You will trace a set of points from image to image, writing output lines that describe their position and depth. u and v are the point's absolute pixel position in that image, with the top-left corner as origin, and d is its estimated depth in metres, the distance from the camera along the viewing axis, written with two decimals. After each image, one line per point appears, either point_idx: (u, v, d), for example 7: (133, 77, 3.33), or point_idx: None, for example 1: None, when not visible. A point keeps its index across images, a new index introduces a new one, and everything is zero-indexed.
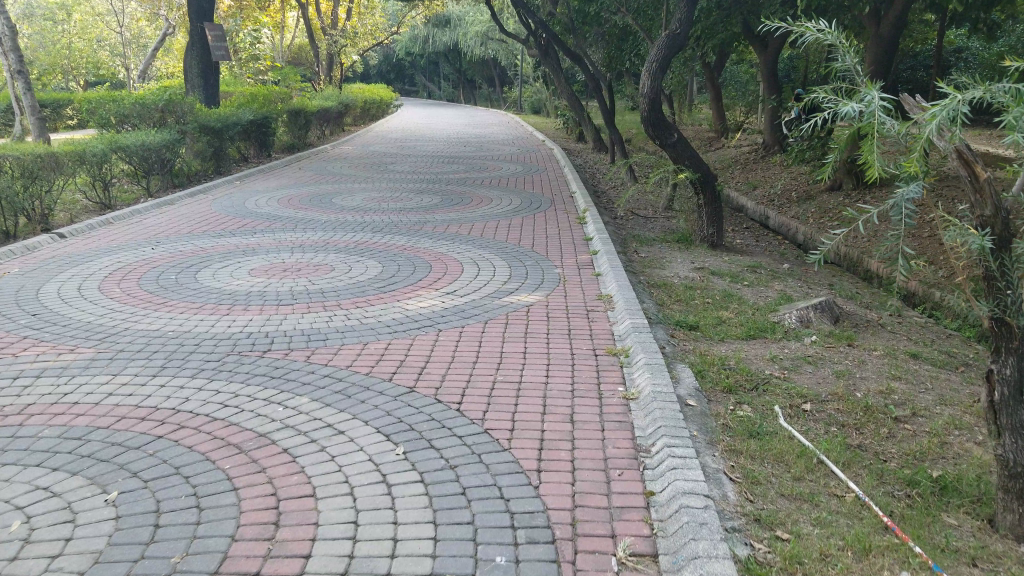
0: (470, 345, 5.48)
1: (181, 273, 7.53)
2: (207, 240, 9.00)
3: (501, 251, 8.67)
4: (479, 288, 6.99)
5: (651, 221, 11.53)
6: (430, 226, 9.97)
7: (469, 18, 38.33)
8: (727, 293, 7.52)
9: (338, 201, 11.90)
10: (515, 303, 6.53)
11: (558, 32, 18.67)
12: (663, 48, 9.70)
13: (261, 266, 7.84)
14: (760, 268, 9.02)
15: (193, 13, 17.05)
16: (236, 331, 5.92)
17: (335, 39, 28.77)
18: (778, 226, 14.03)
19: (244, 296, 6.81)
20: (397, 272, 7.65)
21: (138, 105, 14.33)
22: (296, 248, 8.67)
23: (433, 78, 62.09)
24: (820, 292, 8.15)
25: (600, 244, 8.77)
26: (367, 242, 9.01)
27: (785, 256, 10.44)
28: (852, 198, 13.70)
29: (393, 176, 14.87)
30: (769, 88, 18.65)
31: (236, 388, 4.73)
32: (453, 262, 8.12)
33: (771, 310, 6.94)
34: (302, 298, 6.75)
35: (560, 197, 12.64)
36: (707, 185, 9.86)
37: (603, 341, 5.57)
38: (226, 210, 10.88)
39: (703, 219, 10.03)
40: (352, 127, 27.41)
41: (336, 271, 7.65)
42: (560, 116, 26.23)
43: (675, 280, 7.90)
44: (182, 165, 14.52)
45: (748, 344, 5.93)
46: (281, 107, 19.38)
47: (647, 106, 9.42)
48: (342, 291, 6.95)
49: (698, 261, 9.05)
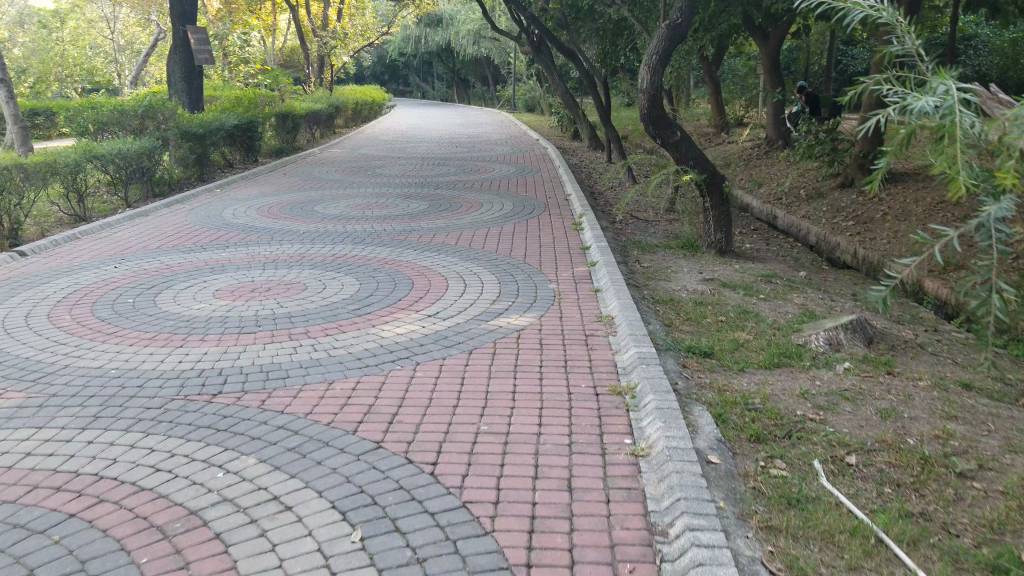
0: (451, 383, 4.64)
1: (140, 295, 6.57)
2: (173, 257, 8.13)
3: (490, 263, 7.89)
4: (464, 310, 6.17)
5: (654, 225, 10.75)
6: (416, 236, 9.19)
7: (461, 17, 37.65)
8: (742, 309, 6.75)
9: (321, 209, 11.15)
10: (506, 327, 5.75)
11: (551, 28, 17.90)
12: (664, 40, 8.85)
13: (227, 286, 6.90)
14: (775, 277, 8.26)
15: (174, 14, 16.01)
16: (185, 368, 4.90)
17: (325, 41, 28.00)
18: (787, 226, 13.24)
19: (203, 323, 5.83)
20: (375, 290, 6.86)
21: (116, 112, 13.47)
22: (269, 264, 7.84)
23: (426, 78, 61.53)
24: (845, 306, 7.42)
25: (599, 254, 7.98)
26: (346, 255, 8.22)
27: (799, 262, 9.72)
28: (865, 194, 12.96)
29: (380, 181, 14.07)
30: (772, 81, 17.92)
31: (175, 447, 3.87)
32: (438, 278, 7.30)
33: (793, 329, 6.20)
34: (266, 322, 5.85)
35: (555, 200, 11.88)
36: (716, 187, 9.05)
37: (606, 376, 4.79)
38: (202, 221, 10.08)
39: (710, 223, 9.23)
40: (344, 128, 26.65)
41: (308, 289, 6.83)
42: (556, 115, 25.52)
43: (684, 294, 7.14)
44: (162, 172, 13.67)
45: (774, 374, 5.17)
46: (268, 111, 18.56)
47: (647, 101, 8.61)
48: (312, 313, 6.10)
49: (707, 270, 8.30)
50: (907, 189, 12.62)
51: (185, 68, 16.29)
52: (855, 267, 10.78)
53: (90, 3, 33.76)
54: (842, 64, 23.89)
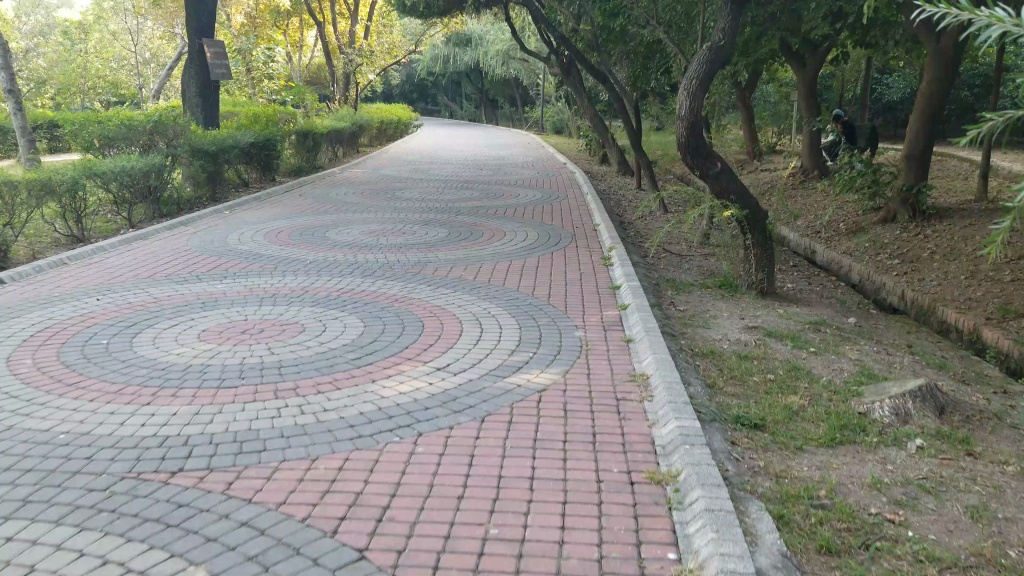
0: (455, 464, 3.98)
1: (114, 337, 6.13)
2: (164, 288, 7.64)
3: (510, 302, 7.20)
4: (479, 362, 5.50)
5: (688, 260, 10.08)
6: (430, 268, 8.54)
7: (491, 38, 37.34)
8: (792, 366, 6.05)
9: (332, 235, 10.55)
10: (524, 386, 5.07)
11: (581, 49, 17.29)
12: (704, 65, 8.11)
13: (213, 326, 6.39)
14: (823, 325, 7.54)
15: (190, 27, 15.62)
16: (144, 436, 4.36)
17: (351, 59, 27.72)
18: (827, 262, 12.48)
19: (179, 373, 5.36)
20: (380, 334, 6.20)
21: (124, 127, 12.92)
22: (266, 299, 7.27)
23: (456, 97, 61.23)
24: (904, 362, 6.69)
25: (631, 296, 7.28)
26: (352, 290, 7.56)
27: (847, 306, 8.99)
28: (910, 231, 12.17)
29: (398, 205, 13.47)
30: (810, 110, 17.18)
31: (110, 551, 3.18)
32: (451, 320, 6.64)
33: (852, 394, 5.47)
34: (251, 376, 5.30)
35: (582, 230, 11.20)
36: (758, 224, 8.41)
37: (642, 458, 4.08)
38: (203, 248, 9.52)
39: (751, 262, 8.51)
40: (367, 147, 26.30)
41: (305, 333, 6.20)
42: (583, 138, 24.97)
43: (725, 346, 6.43)
44: (170, 192, 13.26)
45: (837, 456, 4.45)
46: (289, 128, 18.15)
47: (686, 129, 7.93)
48: (308, 365, 5.48)
49: (748, 315, 7.60)
50: (956, 226, 11.93)
51: (200, 83, 15.85)
52: (904, 310, 9.95)
53: (120, 15, 33.79)
54: (876, 92, 23.11)
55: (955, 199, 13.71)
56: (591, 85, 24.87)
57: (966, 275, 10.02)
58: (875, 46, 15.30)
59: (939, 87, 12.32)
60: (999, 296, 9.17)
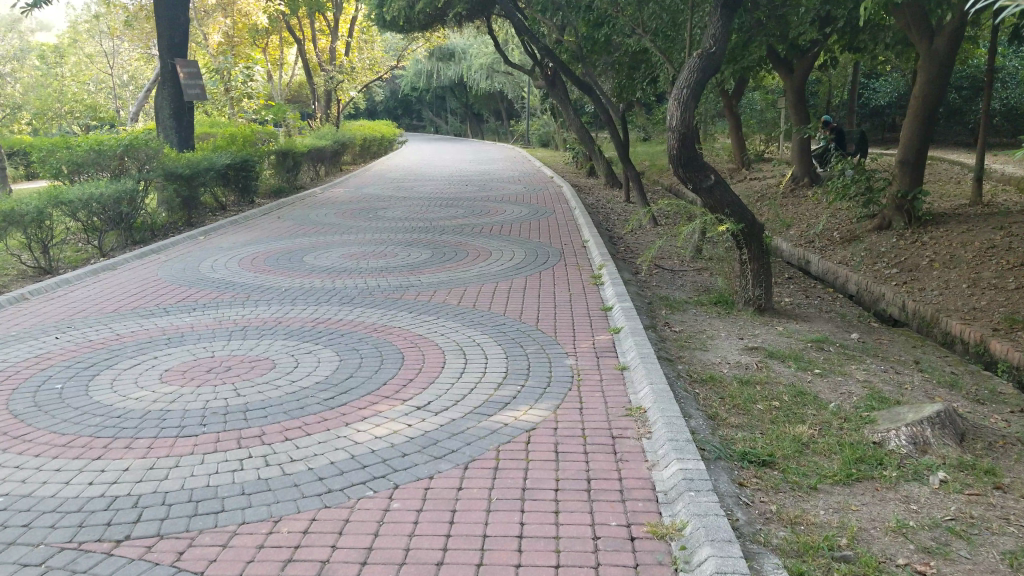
0: (432, 523, 3.61)
1: (71, 380, 5.69)
2: (128, 323, 7.20)
3: (495, 329, 6.78)
4: (459, 399, 5.08)
5: (680, 275, 9.73)
6: (412, 293, 8.16)
7: (474, 52, 37.19)
8: (798, 391, 5.67)
9: (311, 259, 10.17)
10: (511, 426, 4.65)
11: (564, 61, 17.04)
12: (695, 73, 7.71)
13: (177, 365, 5.94)
14: (826, 343, 7.17)
15: (162, 47, 15.18)
16: (92, 496, 4.02)
17: (332, 76, 27.43)
18: (822, 273, 12.18)
19: (135, 422, 4.93)
20: (357, 369, 5.77)
21: (93, 153, 12.39)
22: (236, 332, 6.85)
23: (440, 113, 60.97)
24: (914, 382, 6.34)
25: (624, 317, 6.88)
26: (329, 320, 7.14)
27: (848, 320, 8.66)
28: (906, 239, 11.88)
29: (379, 225, 13.08)
30: (799, 117, 16.90)
31: None
32: (432, 350, 6.23)
33: (864, 422, 5.10)
34: (213, 422, 4.90)
35: (570, 247, 10.86)
36: (754, 238, 8.05)
37: (645, 507, 3.69)
38: (173, 278, 9.07)
39: (747, 278, 8.13)
40: (350, 165, 25.94)
41: (276, 371, 5.77)
42: (569, 151, 24.71)
43: (726, 370, 6.05)
44: (144, 218, 12.87)
45: (854, 495, 4.06)
46: (268, 148, 17.75)
47: (677, 140, 7.54)
48: (276, 408, 5.08)
49: (747, 334, 7.24)
50: (953, 232, 11.64)
51: (174, 105, 15.47)
52: (905, 321, 9.62)
53: (97, 38, 33.39)
54: (864, 97, 23.01)
55: (950, 204, 13.45)
56: (576, 97, 24.63)
57: (968, 284, 9.71)
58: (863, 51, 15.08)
59: (935, 86, 12.05)
60: (1004, 304, 8.85)
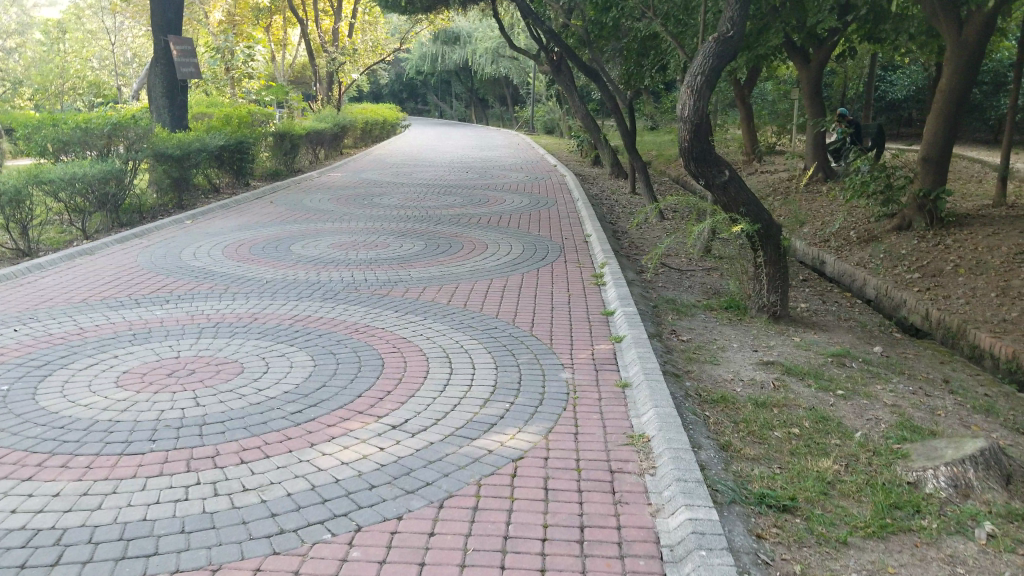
0: None
1: (20, 382, 5.04)
2: (95, 315, 6.63)
3: (485, 334, 6.20)
4: (439, 419, 4.50)
5: (689, 276, 9.14)
6: (400, 289, 7.60)
7: (480, 36, 36.57)
8: (819, 417, 5.12)
9: (298, 248, 9.61)
10: (497, 454, 4.06)
11: (572, 46, 16.43)
12: (714, 59, 7.00)
13: (136, 367, 5.31)
14: (847, 358, 6.60)
15: (154, 23, 14.56)
16: (13, 526, 3.32)
17: (333, 57, 26.74)
18: (838, 274, 11.58)
19: (80, 434, 4.24)
20: (330, 377, 5.19)
21: (78, 131, 11.78)
22: (206, 329, 6.27)
23: (444, 97, 60.23)
24: (946, 406, 5.78)
25: (627, 325, 6.29)
26: (307, 318, 6.57)
27: (868, 330, 8.09)
28: (928, 241, 11.26)
29: (374, 213, 12.50)
30: (814, 109, 16.16)
31: None
32: (416, 357, 5.65)
33: (897, 457, 4.56)
34: (164, 437, 4.19)
35: (572, 241, 10.29)
36: (771, 241, 7.45)
37: (645, 568, 3.12)
38: (151, 266, 8.51)
39: (761, 282, 7.56)
40: (352, 149, 25.38)
41: (243, 377, 5.17)
42: (574, 139, 24.11)
43: (738, 389, 5.49)
44: (131, 200, 12.34)
45: (890, 551, 3.51)
46: (264, 130, 17.15)
47: (690, 132, 6.84)
48: (237, 423, 4.41)
49: (761, 345, 6.68)
50: (978, 234, 11.02)
51: (167, 82, 14.85)
52: (929, 331, 9.03)
53: (98, 16, 32.80)
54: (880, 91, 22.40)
55: (972, 204, 12.80)
56: (583, 84, 23.96)
57: (997, 292, 9.10)
58: (884, 41, 14.42)
59: (961, 79, 11.41)
60: None
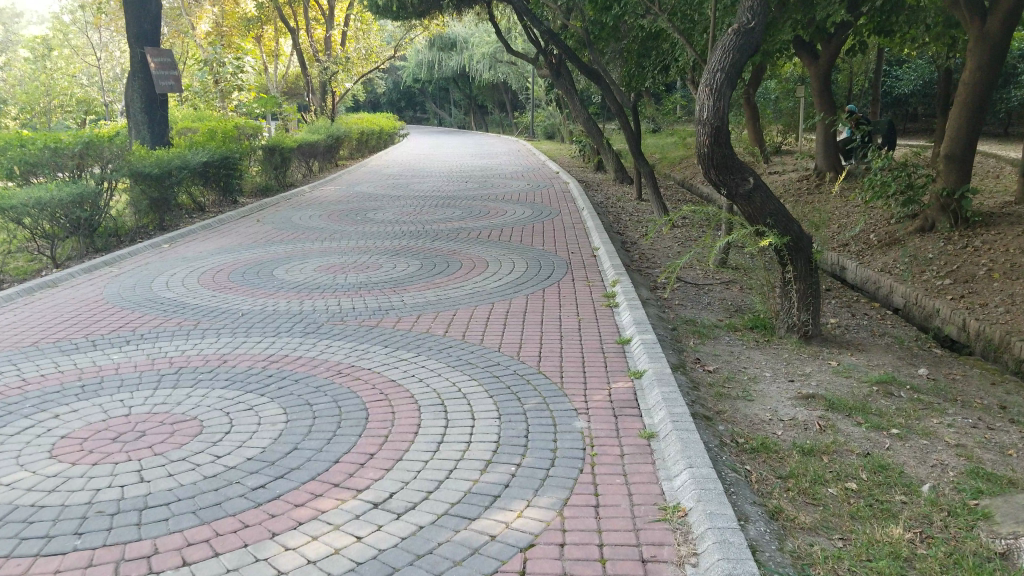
0: None
1: None
2: (44, 362, 5.92)
3: (484, 373, 5.45)
4: (429, 492, 3.77)
5: (706, 292, 8.41)
6: (392, 319, 6.86)
7: (477, 41, 35.96)
8: (878, 465, 4.38)
9: (282, 272, 8.92)
10: (502, 542, 3.33)
11: (573, 47, 15.77)
12: (735, 56, 6.24)
13: (77, 432, 4.62)
14: (894, 386, 5.84)
15: (130, 34, 13.84)
16: None
17: (326, 67, 25.91)
18: (862, 281, 10.82)
19: None
20: (304, 438, 4.45)
21: (48, 151, 10.95)
22: (168, 376, 5.56)
23: (444, 105, 59.60)
24: (1018, 443, 5.01)
25: (648, 358, 5.52)
26: (284, 359, 5.83)
27: (907, 348, 7.34)
28: (955, 242, 10.50)
29: (366, 230, 11.81)
30: (824, 105, 15.41)
31: None
32: (406, 405, 4.90)
33: (979, 521, 3.81)
34: (94, 529, 3.54)
35: (579, 256, 9.57)
36: (801, 254, 6.68)
37: None
38: (119, 298, 7.83)
39: (792, 300, 6.83)
40: (347, 160, 24.72)
41: (200, 442, 4.45)
42: (575, 144, 23.43)
43: (779, 433, 4.75)
44: (107, 223, 11.62)
45: None
46: (253, 144, 16.45)
47: (710, 136, 6.12)
48: (185, 506, 3.72)
49: (796, 373, 5.94)
50: (1011, 233, 10.23)
51: (145, 98, 14.13)
52: (967, 343, 8.27)
53: (86, 31, 32.09)
54: (886, 85, 21.69)
55: (997, 201, 12.03)
56: (584, 86, 23.22)
57: None
58: (895, 33, 13.71)
59: (984, 76, 10.65)
60: None
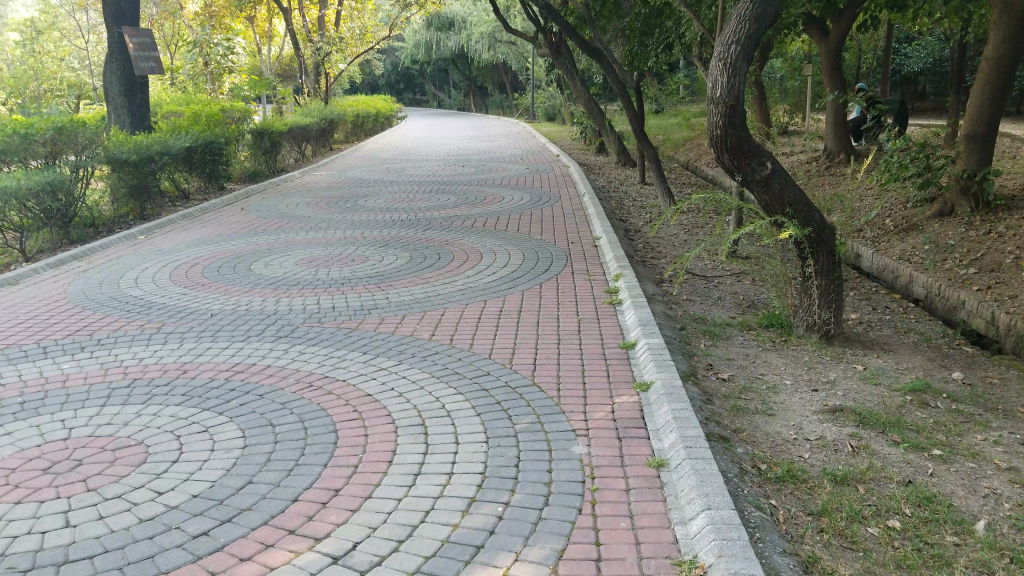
0: None
1: None
2: None
3: (470, 386, 4.84)
4: (400, 542, 3.19)
5: (716, 285, 7.80)
6: (374, 319, 6.26)
7: (475, 21, 35.17)
8: (924, 496, 3.79)
9: (260, 267, 8.29)
10: None
11: (573, 24, 15.04)
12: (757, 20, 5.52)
13: (6, 460, 4.02)
14: (929, 394, 5.25)
15: (106, 13, 13.13)
16: None
17: (319, 48, 25.02)
18: (879, 270, 10.19)
19: None
20: (261, 470, 3.84)
21: (16, 136, 10.21)
22: (120, 390, 4.95)
23: (443, 86, 58.89)
24: None
25: (655, 368, 4.90)
26: (252, 369, 5.23)
27: (935, 346, 6.73)
28: (977, 227, 9.87)
29: (354, 218, 11.17)
30: (834, 84, 14.70)
31: None
32: (382, 427, 4.31)
33: None
34: None
35: (579, 246, 8.95)
36: (822, 247, 6.06)
37: None
38: (82, 298, 7.21)
39: (812, 298, 6.22)
40: (342, 143, 23.99)
41: (142, 475, 3.84)
42: (575, 126, 22.74)
43: (807, 458, 4.16)
44: (82, 213, 10.97)
45: None
46: (240, 128, 15.77)
47: (723, 117, 5.49)
48: (110, 561, 3.12)
49: (818, 380, 5.35)
50: None
51: (125, 82, 13.45)
52: (995, 338, 7.66)
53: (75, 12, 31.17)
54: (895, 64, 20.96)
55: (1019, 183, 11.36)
56: (584, 65, 22.41)
57: None
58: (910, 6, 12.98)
59: (1011, 49, 9.95)
60: None
